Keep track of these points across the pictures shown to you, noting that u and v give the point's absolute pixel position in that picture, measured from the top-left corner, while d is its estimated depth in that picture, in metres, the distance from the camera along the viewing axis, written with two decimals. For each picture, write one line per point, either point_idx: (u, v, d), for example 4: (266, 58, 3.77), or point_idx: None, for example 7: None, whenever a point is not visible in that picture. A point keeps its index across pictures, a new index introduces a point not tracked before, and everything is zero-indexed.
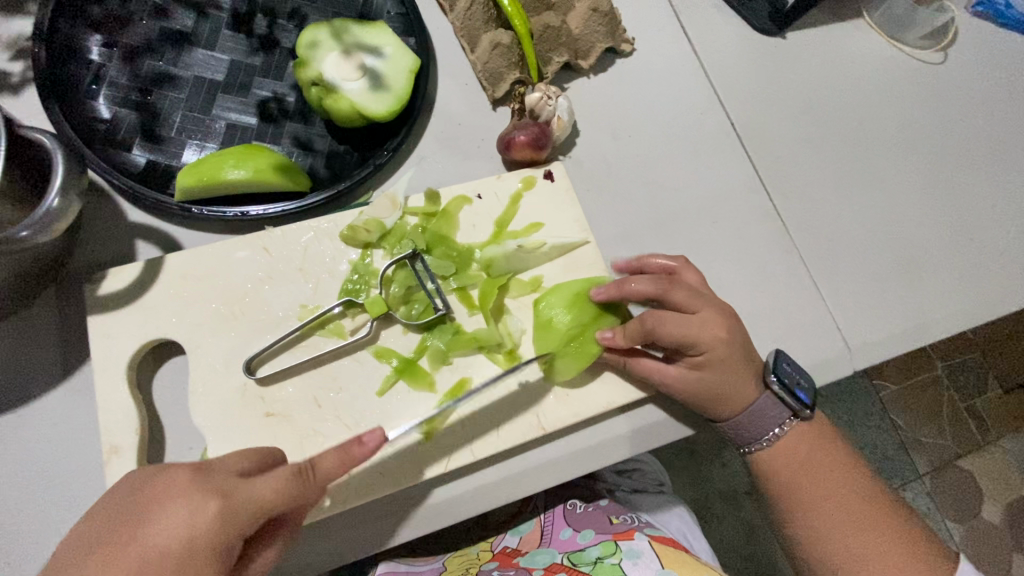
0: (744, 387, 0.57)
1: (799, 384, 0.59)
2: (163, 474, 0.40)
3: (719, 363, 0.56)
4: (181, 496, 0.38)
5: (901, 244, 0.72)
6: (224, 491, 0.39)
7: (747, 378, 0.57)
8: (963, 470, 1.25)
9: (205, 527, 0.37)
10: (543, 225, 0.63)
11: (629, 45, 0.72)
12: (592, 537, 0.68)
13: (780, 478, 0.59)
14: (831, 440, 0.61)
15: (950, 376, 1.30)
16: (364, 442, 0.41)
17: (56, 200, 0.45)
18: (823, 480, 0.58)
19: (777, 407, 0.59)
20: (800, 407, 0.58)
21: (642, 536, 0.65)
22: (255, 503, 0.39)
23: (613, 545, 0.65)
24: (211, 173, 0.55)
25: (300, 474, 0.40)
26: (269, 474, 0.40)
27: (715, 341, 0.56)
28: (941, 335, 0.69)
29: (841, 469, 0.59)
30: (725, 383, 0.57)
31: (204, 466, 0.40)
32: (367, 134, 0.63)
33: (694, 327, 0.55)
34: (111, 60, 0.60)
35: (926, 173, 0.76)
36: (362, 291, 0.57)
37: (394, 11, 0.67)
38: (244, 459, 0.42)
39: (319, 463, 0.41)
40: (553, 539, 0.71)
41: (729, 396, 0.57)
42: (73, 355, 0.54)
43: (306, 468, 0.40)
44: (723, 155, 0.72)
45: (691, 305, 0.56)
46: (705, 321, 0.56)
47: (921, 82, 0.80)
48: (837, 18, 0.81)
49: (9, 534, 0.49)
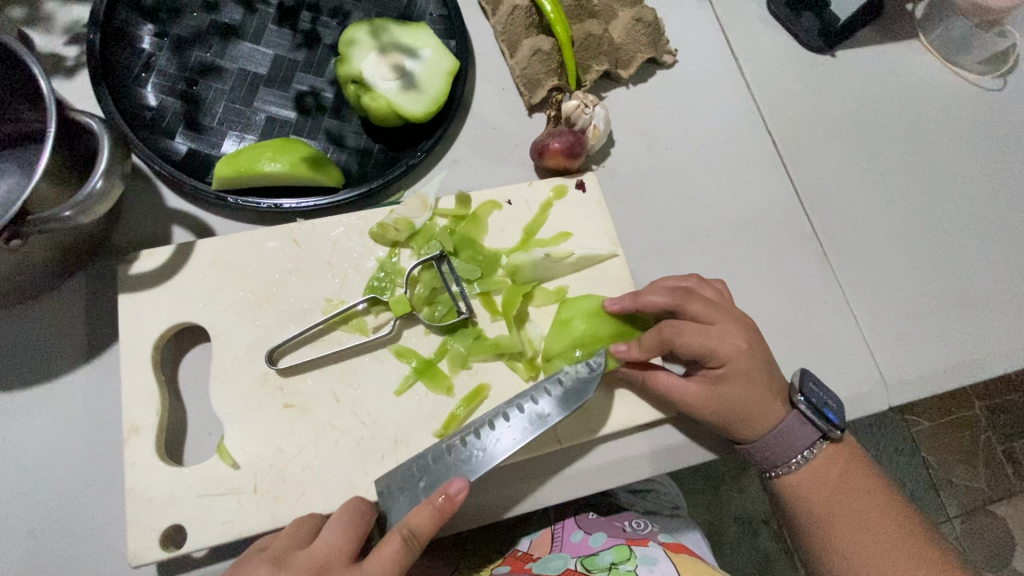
0: (771, 403, 0.55)
1: (826, 404, 0.56)
2: None
3: (741, 375, 0.53)
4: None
5: (946, 277, 0.69)
6: None
7: (772, 397, 0.55)
8: (996, 516, 1.19)
9: None
10: (572, 234, 0.62)
11: (671, 56, 0.71)
12: (603, 541, 0.69)
13: (811, 498, 0.56)
14: (863, 458, 0.58)
15: (988, 417, 1.24)
16: (452, 497, 0.44)
17: (100, 181, 0.46)
18: (857, 498, 0.56)
19: (805, 427, 0.56)
20: (828, 428, 0.56)
21: (658, 549, 0.66)
22: None
23: (627, 551, 0.66)
24: (248, 165, 0.56)
25: (407, 543, 0.42)
26: (376, 553, 0.42)
27: (735, 352, 0.53)
28: (985, 375, 0.66)
29: (874, 486, 0.57)
30: (750, 399, 0.54)
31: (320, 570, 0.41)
32: (402, 134, 0.63)
33: (714, 338, 0.53)
34: (161, 49, 0.62)
35: (977, 203, 0.73)
36: (388, 290, 0.57)
37: (437, 13, 0.68)
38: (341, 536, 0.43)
39: (417, 527, 0.43)
40: (565, 542, 0.70)
41: (754, 415, 0.54)
42: (103, 333, 0.55)
43: (408, 536, 0.42)
44: (762, 174, 0.70)
45: (709, 317, 0.53)
46: (725, 331, 0.53)
47: (977, 109, 0.77)
48: (892, 38, 0.78)
49: (30, 501, 0.50)
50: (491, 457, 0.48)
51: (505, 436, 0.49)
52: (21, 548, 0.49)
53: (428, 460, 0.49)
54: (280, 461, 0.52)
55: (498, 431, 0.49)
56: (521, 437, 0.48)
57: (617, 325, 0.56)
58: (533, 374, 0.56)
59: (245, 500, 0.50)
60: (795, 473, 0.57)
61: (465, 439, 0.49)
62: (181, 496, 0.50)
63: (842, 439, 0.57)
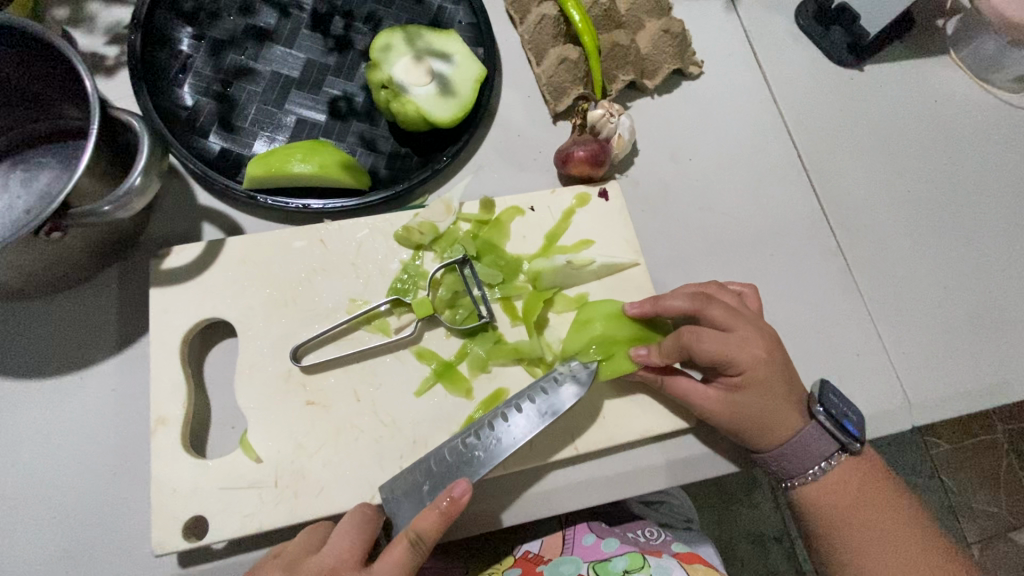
0: (788, 414, 0.54)
1: (845, 416, 0.55)
2: None
3: (758, 384, 0.53)
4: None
5: (974, 296, 0.68)
6: None
7: (789, 406, 0.54)
8: (1017, 544, 1.16)
9: None
10: (594, 242, 0.62)
11: (697, 67, 0.71)
12: (616, 546, 0.70)
13: (829, 511, 0.55)
14: (883, 471, 0.57)
15: (1012, 442, 1.21)
16: (456, 500, 0.44)
17: (138, 179, 0.47)
18: (875, 512, 0.55)
19: (823, 439, 0.55)
20: (848, 441, 0.55)
21: (671, 559, 0.68)
22: None
23: (640, 559, 0.67)
24: (279, 165, 0.57)
25: (414, 546, 0.43)
26: (384, 557, 0.43)
27: (753, 360, 0.52)
28: (1013, 398, 0.64)
29: (893, 500, 0.56)
30: (766, 408, 0.53)
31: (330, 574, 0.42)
32: (429, 139, 0.64)
33: (733, 345, 0.52)
34: (198, 51, 0.64)
35: (1007, 222, 0.71)
36: (410, 292, 0.58)
37: (466, 21, 0.69)
38: (349, 539, 0.44)
39: (422, 531, 0.43)
40: (576, 545, 0.71)
41: (771, 425, 0.54)
42: (134, 325, 0.56)
43: (416, 539, 0.43)
44: (786, 187, 0.69)
45: (728, 323, 0.53)
46: (744, 339, 0.53)
47: (1008, 127, 0.76)
48: (923, 53, 0.77)
49: (59, 486, 0.51)
50: (492, 458, 0.48)
51: (505, 436, 0.49)
52: (48, 533, 0.50)
53: (429, 462, 0.49)
54: (300, 457, 0.52)
55: (499, 433, 0.50)
56: (520, 436, 0.50)
57: (637, 330, 0.56)
58: None
59: (265, 494, 0.51)
60: (814, 486, 0.56)
61: (465, 441, 0.50)
62: (203, 488, 0.51)
63: (862, 452, 0.57)
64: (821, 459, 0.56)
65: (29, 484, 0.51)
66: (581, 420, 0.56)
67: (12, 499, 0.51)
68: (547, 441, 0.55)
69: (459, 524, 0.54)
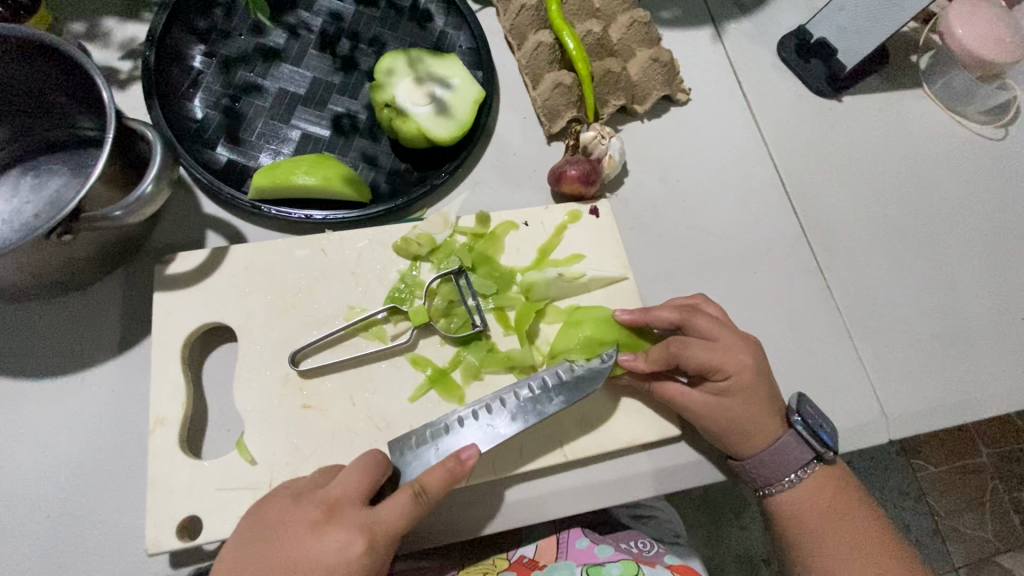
0: (769, 422, 0.56)
1: (821, 427, 0.57)
2: (303, 515, 0.44)
3: (743, 390, 0.55)
4: (329, 544, 0.42)
5: (948, 316, 0.71)
6: (366, 529, 0.43)
7: (770, 413, 0.56)
8: (1002, 568, 1.17)
9: (354, 559, 0.42)
10: (584, 257, 0.64)
11: (684, 94, 0.75)
12: (610, 553, 0.72)
13: (802, 517, 0.57)
14: (854, 482, 0.59)
15: (996, 466, 1.23)
16: (463, 461, 0.46)
17: (149, 187, 0.49)
18: (848, 522, 0.57)
19: (800, 447, 0.57)
20: (823, 449, 0.57)
21: (665, 569, 0.70)
22: (391, 530, 0.44)
23: (633, 567, 0.69)
24: (283, 177, 0.60)
25: (417, 497, 0.45)
26: (389, 501, 0.44)
27: (739, 367, 0.55)
28: (983, 414, 0.67)
29: (865, 511, 0.58)
30: (749, 414, 0.56)
31: (333, 508, 0.44)
32: (428, 156, 0.67)
33: (720, 352, 0.55)
34: (210, 68, 0.67)
35: (979, 246, 0.75)
36: (407, 301, 0.60)
37: (466, 46, 0.73)
38: (359, 478, 0.46)
39: (427, 485, 0.45)
40: (570, 549, 0.73)
41: (752, 432, 0.56)
42: (137, 327, 0.58)
43: (419, 491, 0.45)
44: (768, 209, 0.73)
45: (714, 333, 0.56)
46: (730, 347, 0.55)
47: (980, 157, 0.80)
48: (898, 86, 0.82)
49: (53, 484, 0.52)
50: (505, 432, 0.51)
51: (513, 413, 0.52)
52: (42, 533, 0.50)
53: (442, 426, 0.52)
54: (294, 459, 0.54)
55: (513, 410, 0.52)
56: (532, 416, 0.52)
57: (624, 336, 0.59)
58: None
59: (260, 494, 0.52)
60: (789, 492, 0.58)
61: (479, 412, 0.52)
62: (199, 488, 0.52)
63: (835, 461, 0.59)
64: (797, 467, 0.57)
65: (24, 483, 0.52)
66: (569, 428, 0.58)
67: (7, 499, 0.51)
68: (536, 448, 0.56)
69: (447, 527, 0.55)
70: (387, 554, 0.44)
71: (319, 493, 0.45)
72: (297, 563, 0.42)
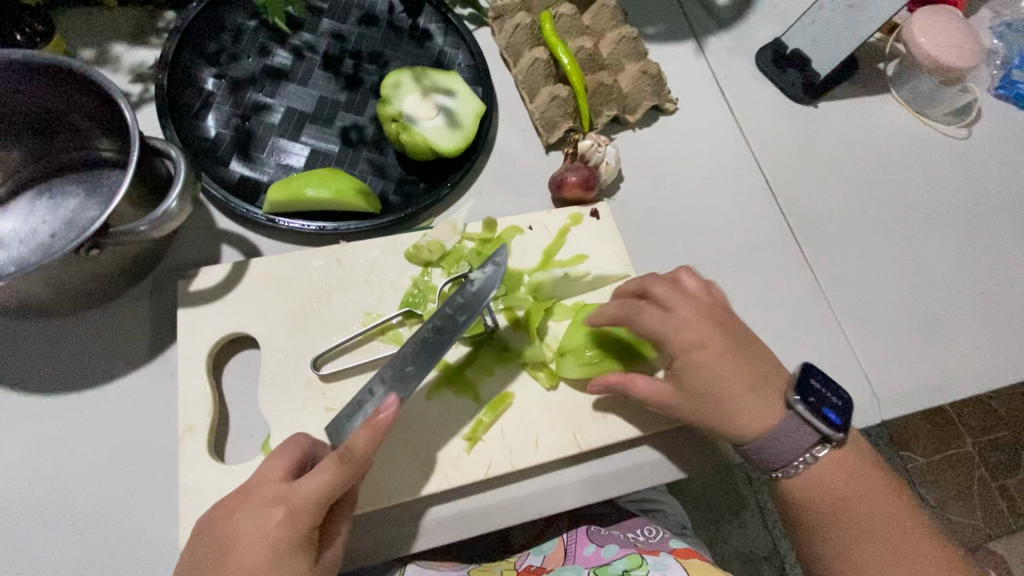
0: (749, 396, 0.56)
1: (824, 404, 0.57)
2: (234, 504, 0.46)
3: (704, 358, 0.56)
4: (251, 519, 0.44)
5: (928, 304, 0.75)
6: (284, 501, 0.44)
7: (745, 386, 0.57)
8: (995, 553, 1.20)
9: (278, 529, 0.44)
10: (588, 257, 0.68)
11: (672, 104, 0.80)
12: (616, 551, 0.73)
13: (813, 500, 0.57)
14: (866, 463, 0.59)
15: (981, 454, 1.28)
16: (384, 413, 0.44)
17: (173, 203, 0.51)
18: (869, 498, 0.57)
19: (802, 429, 0.57)
20: (830, 431, 0.56)
21: (668, 557, 0.72)
22: (310, 497, 0.44)
23: (638, 560, 0.71)
24: (297, 190, 0.62)
25: (340, 459, 0.44)
26: (310, 474, 0.44)
27: (691, 333, 0.56)
28: (966, 395, 0.71)
29: (884, 487, 0.58)
30: (721, 385, 0.56)
31: (255, 489, 0.46)
32: (433, 167, 0.70)
33: (671, 320, 0.57)
34: (220, 89, 0.70)
35: (953, 238, 0.80)
36: (421, 304, 0.62)
37: (465, 63, 0.76)
38: (283, 461, 0.47)
39: (352, 446, 0.44)
40: (578, 555, 0.75)
41: (730, 406, 0.56)
42: (160, 339, 0.59)
43: (344, 453, 0.44)
44: (756, 209, 0.77)
45: (670, 303, 0.58)
46: (682, 314, 0.57)
47: (949, 155, 0.85)
48: (869, 92, 0.87)
49: (82, 496, 0.53)
50: (417, 371, 0.53)
51: (423, 354, 0.53)
52: (74, 544, 0.51)
53: (368, 392, 0.53)
54: None
55: (423, 347, 0.54)
56: (440, 344, 0.54)
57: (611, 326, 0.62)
58: (554, 383, 0.61)
59: None
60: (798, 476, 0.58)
61: (399, 362, 0.54)
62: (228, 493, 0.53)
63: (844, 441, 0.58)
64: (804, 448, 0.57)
65: (53, 496, 0.53)
66: (582, 420, 0.60)
67: (37, 512, 0.52)
68: (552, 440, 0.59)
69: (471, 519, 0.57)
70: (317, 519, 0.45)
71: (250, 481, 0.47)
72: (229, 544, 0.44)
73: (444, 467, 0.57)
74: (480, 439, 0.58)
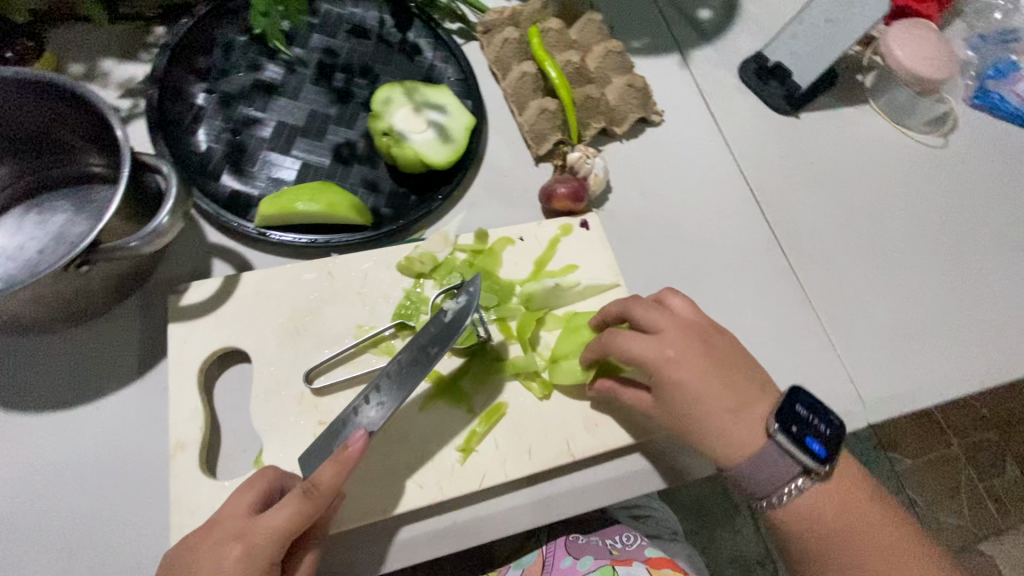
0: (729, 425, 0.56)
1: (807, 431, 0.55)
2: (198, 534, 0.47)
3: (678, 383, 0.56)
4: (210, 550, 0.46)
5: (911, 309, 0.77)
6: (246, 533, 0.45)
7: (725, 414, 0.56)
8: (984, 554, 1.22)
9: (237, 562, 0.44)
10: (578, 267, 0.69)
11: (658, 116, 0.81)
12: (591, 562, 0.79)
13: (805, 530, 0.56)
14: (856, 492, 0.57)
15: (967, 455, 1.30)
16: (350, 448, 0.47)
17: (165, 218, 0.51)
18: (853, 519, 0.56)
19: (785, 459, 0.56)
20: (814, 463, 0.55)
21: (641, 566, 0.78)
22: (273, 531, 0.45)
23: (610, 571, 0.77)
24: (288, 204, 0.63)
25: (306, 493, 0.45)
26: (276, 508, 0.45)
27: (665, 359, 0.57)
28: (950, 398, 0.73)
29: (870, 508, 0.57)
30: (698, 410, 0.56)
31: (221, 519, 0.47)
32: (424, 180, 0.71)
33: (649, 344, 0.57)
34: (210, 103, 0.70)
35: (933, 244, 0.82)
36: (414, 316, 0.63)
37: (454, 77, 0.77)
38: (250, 493, 0.48)
39: (318, 480, 0.46)
40: (555, 567, 0.81)
41: (709, 433, 0.56)
42: (150, 355, 0.59)
43: (309, 488, 0.46)
44: (742, 218, 0.79)
45: (653, 325, 0.58)
46: (661, 338, 0.58)
47: (927, 164, 0.88)
48: (849, 103, 0.90)
49: (71, 516, 0.52)
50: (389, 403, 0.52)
51: (395, 385, 0.53)
52: (62, 565, 0.51)
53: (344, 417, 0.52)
54: None
55: (398, 376, 0.53)
56: (414, 376, 0.53)
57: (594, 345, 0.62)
58: (547, 393, 0.61)
59: None
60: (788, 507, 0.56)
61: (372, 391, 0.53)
62: None
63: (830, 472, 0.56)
64: (786, 480, 0.56)
65: (40, 516, 0.52)
66: (575, 430, 0.61)
67: (24, 533, 0.51)
68: (546, 450, 0.59)
69: (466, 531, 0.58)
70: (278, 554, 0.45)
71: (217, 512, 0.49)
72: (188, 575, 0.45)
73: (438, 479, 0.57)
74: (473, 450, 0.58)
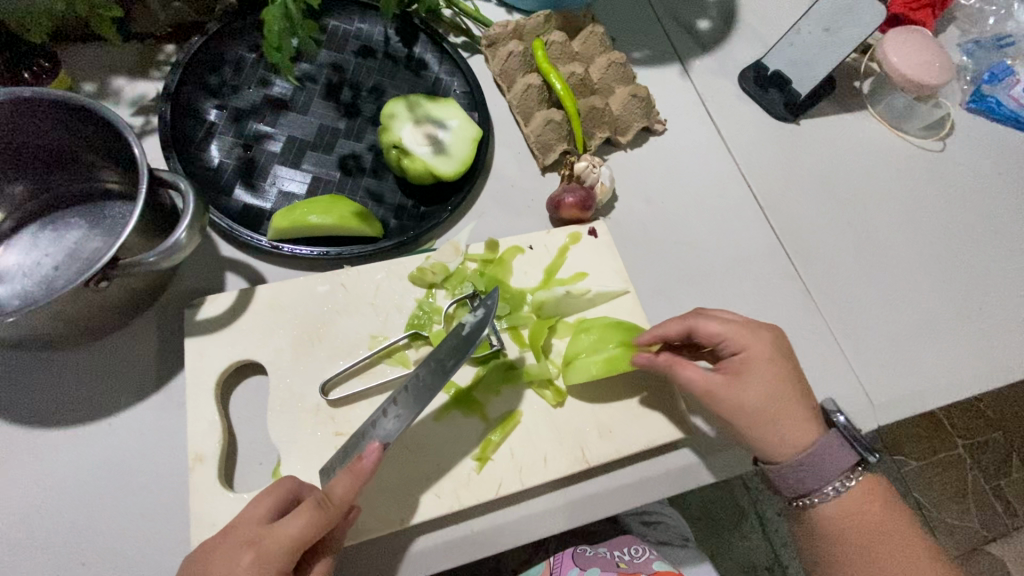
0: (799, 411, 0.57)
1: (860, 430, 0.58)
2: (209, 542, 0.47)
3: (763, 362, 0.57)
4: (220, 558, 0.45)
5: (915, 311, 0.78)
6: (257, 542, 0.45)
7: (799, 399, 0.57)
8: (993, 556, 1.22)
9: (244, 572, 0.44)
10: (588, 274, 0.70)
11: (661, 125, 0.83)
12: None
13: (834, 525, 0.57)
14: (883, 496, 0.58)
15: (972, 456, 1.31)
16: (365, 460, 0.48)
17: (183, 234, 0.51)
18: (885, 517, 0.57)
19: (843, 450, 0.57)
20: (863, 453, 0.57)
21: None
22: (286, 540, 0.45)
23: None
24: (300, 218, 0.64)
25: (321, 503, 0.46)
26: (288, 517, 0.46)
27: (753, 339, 0.58)
28: (957, 398, 0.73)
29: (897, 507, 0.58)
30: (777, 391, 0.57)
31: (233, 527, 0.47)
32: (433, 191, 0.72)
33: (733, 325, 0.59)
34: (222, 119, 0.71)
35: (934, 247, 0.83)
36: (426, 326, 0.63)
37: (460, 90, 0.79)
38: (263, 502, 0.48)
39: (333, 491, 0.47)
40: None
41: (782, 416, 0.56)
42: (167, 369, 0.60)
43: (323, 499, 0.47)
44: (746, 224, 0.80)
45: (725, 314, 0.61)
46: (741, 323, 0.60)
47: (925, 167, 0.89)
48: (847, 109, 0.91)
49: (90, 532, 0.52)
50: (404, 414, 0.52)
51: (413, 396, 0.53)
52: None
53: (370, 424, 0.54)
54: None
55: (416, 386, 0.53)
56: (429, 390, 0.52)
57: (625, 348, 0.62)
58: (560, 400, 0.62)
59: None
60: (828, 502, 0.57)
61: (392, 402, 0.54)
62: None
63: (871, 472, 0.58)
64: (842, 474, 0.57)
65: (60, 532, 0.52)
66: (589, 436, 0.61)
67: (44, 550, 0.51)
68: (561, 457, 0.60)
69: (484, 539, 0.58)
70: (287, 564, 0.45)
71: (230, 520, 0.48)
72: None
73: (454, 488, 0.57)
74: (489, 459, 0.59)
